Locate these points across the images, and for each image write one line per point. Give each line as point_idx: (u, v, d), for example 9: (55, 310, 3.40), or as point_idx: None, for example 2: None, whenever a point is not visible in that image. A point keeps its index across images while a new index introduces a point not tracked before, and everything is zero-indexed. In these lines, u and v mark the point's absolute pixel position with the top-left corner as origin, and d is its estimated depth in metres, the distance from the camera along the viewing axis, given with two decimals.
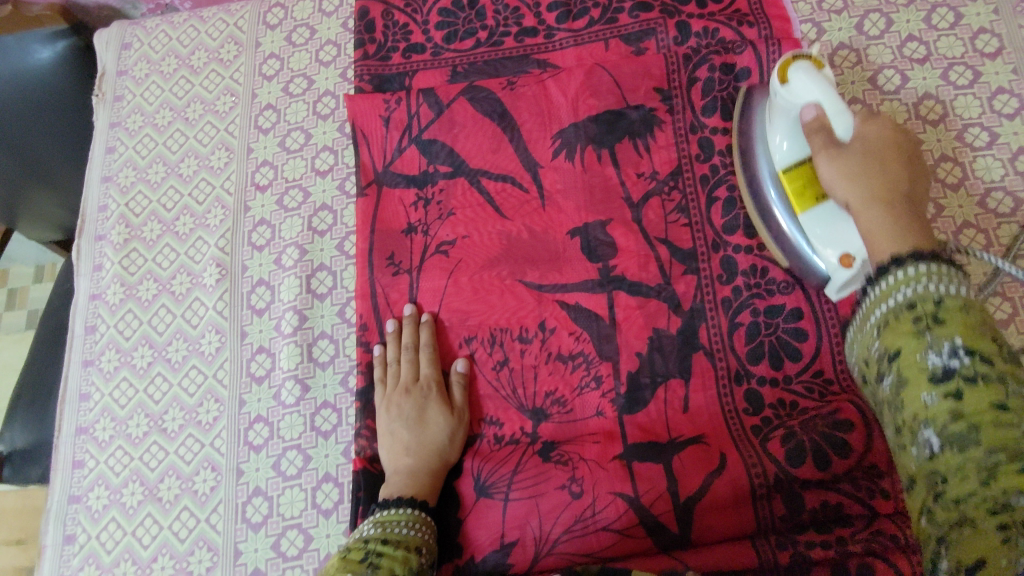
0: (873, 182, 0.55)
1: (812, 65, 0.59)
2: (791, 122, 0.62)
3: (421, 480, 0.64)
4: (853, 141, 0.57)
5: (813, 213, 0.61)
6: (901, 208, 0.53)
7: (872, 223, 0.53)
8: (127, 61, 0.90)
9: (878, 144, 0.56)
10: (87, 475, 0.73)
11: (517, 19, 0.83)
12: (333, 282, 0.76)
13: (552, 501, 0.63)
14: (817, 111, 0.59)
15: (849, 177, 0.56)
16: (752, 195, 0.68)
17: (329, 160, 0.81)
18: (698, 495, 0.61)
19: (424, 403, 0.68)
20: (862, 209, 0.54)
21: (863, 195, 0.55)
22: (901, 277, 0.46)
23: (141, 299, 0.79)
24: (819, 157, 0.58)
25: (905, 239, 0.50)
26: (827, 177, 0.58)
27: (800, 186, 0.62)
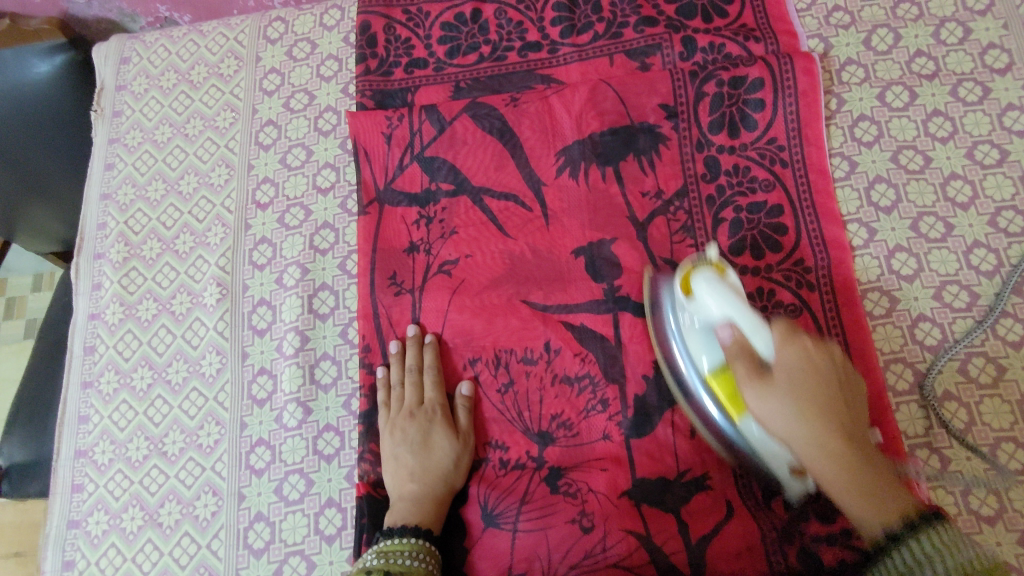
0: (818, 420, 0.52)
1: (716, 275, 0.58)
2: (707, 332, 0.59)
3: (426, 506, 0.63)
4: (783, 374, 0.53)
5: (746, 422, 0.57)
6: (862, 461, 0.51)
7: (842, 484, 0.51)
8: (125, 76, 0.89)
9: (810, 368, 0.53)
10: (86, 499, 0.72)
11: (520, 33, 0.82)
12: (335, 301, 0.75)
13: (561, 535, 0.62)
14: (732, 326, 0.56)
15: (789, 410, 0.52)
16: (673, 375, 0.64)
17: (330, 177, 0.80)
18: (708, 538, 0.61)
19: (429, 427, 0.67)
20: (836, 482, 0.51)
21: (825, 446, 0.51)
22: (916, 551, 0.46)
23: (140, 319, 0.78)
24: (746, 389, 0.55)
25: (891, 514, 0.49)
26: (764, 415, 0.54)
27: (730, 394, 0.59)
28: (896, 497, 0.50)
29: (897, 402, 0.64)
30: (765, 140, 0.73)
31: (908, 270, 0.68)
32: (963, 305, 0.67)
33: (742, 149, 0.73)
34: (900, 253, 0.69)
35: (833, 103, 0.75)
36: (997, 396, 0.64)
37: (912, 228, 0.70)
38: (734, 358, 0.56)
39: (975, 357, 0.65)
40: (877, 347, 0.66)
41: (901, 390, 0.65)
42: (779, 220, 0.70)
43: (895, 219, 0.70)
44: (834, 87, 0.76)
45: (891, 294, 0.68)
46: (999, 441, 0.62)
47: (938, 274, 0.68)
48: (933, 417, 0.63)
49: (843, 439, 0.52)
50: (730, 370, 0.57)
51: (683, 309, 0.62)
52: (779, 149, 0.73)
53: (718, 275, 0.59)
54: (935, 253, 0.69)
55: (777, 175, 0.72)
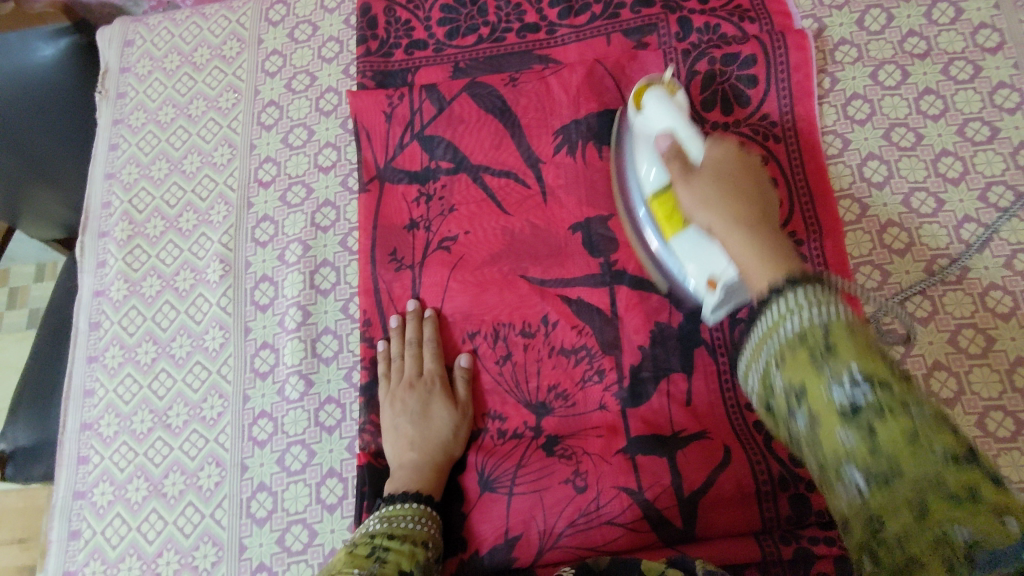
0: (728, 200, 0.56)
1: (665, 91, 0.62)
2: (651, 147, 0.62)
3: (425, 474, 0.65)
4: (706, 166, 0.58)
5: (678, 237, 0.61)
6: (765, 231, 0.54)
7: (744, 251, 0.53)
8: (129, 58, 0.90)
9: (732, 163, 0.59)
10: (92, 471, 0.73)
11: (518, 15, 0.84)
12: (336, 277, 0.76)
13: (557, 495, 0.63)
14: (671, 123, 0.61)
15: (708, 202, 0.56)
16: (626, 207, 0.69)
17: (331, 156, 0.81)
18: (701, 491, 0.62)
19: (428, 398, 0.68)
20: (740, 241, 0.54)
21: (731, 212, 0.55)
22: (792, 303, 0.43)
23: (145, 295, 0.79)
24: (678, 186, 0.58)
25: (777, 268, 0.49)
26: (690, 205, 0.58)
27: (667, 214, 0.62)
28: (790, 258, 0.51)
29: None
30: (759, 117, 0.74)
31: (899, 245, 0.70)
32: (953, 278, 0.68)
33: (736, 126, 0.74)
34: (891, 228, 0.70)
35: (826, 82, 0.76)
36: (987, 365, 0.65)
37: (903, 203, 0.71)
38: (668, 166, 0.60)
39: (965, 328, 0.66)
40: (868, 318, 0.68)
41: None
42: None
43: (888, 195, 0.71)
44: (827, 67, 0.77)
45: (883, 268, 0.69)
46: (988, 409, 0.63)
47: (929, 249, 0.69)
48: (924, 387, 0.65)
49: (759, 213, 0.56)
50: (669, 185, 0.61)
51: (633, 122, 0.65)
52: (773, 125, 0.74)
53: (668, 93, 0.63)
54: (926, 227, 0.70)
55: (770, 150, 0.73)
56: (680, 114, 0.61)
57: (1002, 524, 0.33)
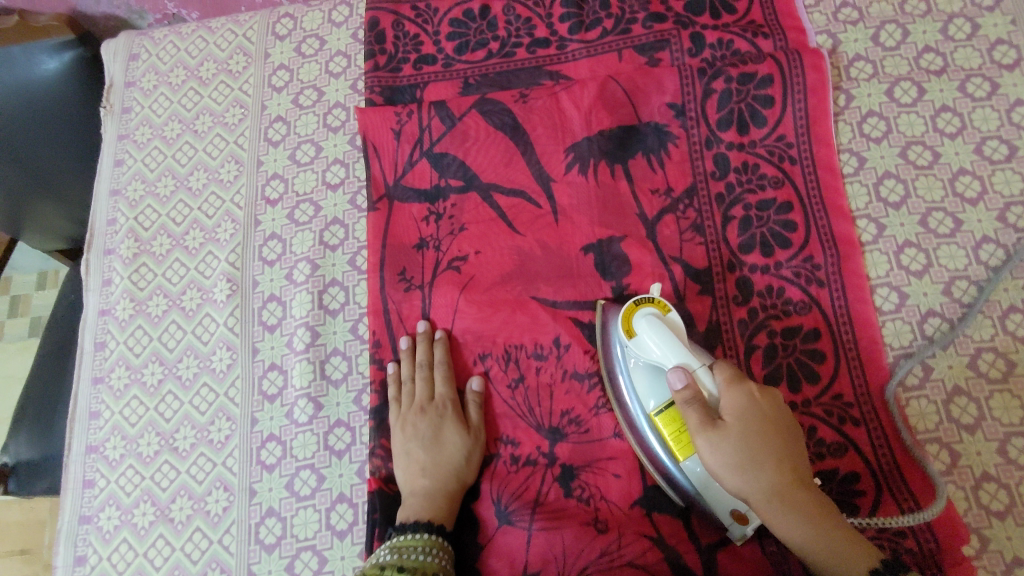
0: (769, 464, 0.52)
1: (659, 314, 0.58)
2: (657, 375, 0.58)
3: (437, 503, 0.63)
4: (730, 423, 0.53)
5: (694, 466, 0.56)
6: (819, 514, 0.51)
7: (806, 537, 0.51)
8: (134, 73, 0.89)
9: (760, 411, 0.53)
10: (97, 494, 0.72)
11: (528, 30, 0.82)
12: (345, 297, 0.75)
13: (575, 535, 0.63)
14: (684, 371, 0.54)
15: (742, 468, 0.52)
16: (626, 418, 0.63)
17: (340, 173, 0.80)
18: (718, 543, 0.61)
19: (440, 424, 0.67)
20: (801, 527, 0.51)
21: (777, 490, 0.52)
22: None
23: (151, 315, 0.78)
24: (698, 439, 0.53)
25: (851, 555, 0.50)
26: (720, 471, 0.53)
27: (677, 437, 0.57)
28: (856, 540, 0.51)
29: (906, 398, 0.65)
30: (774, 137, 0.73)
31: (917, 266, 0.69)
32: (971, 301, 0.67)
33: (751, 146, 0.73)
34: (909, 249, 0.69)
35: (841, 99, 0.75)
36: (1007, 392, 0.64)
37: (921, 224, 0.70)
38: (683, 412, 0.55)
39: (984, 353, 0.65)
40: (885, 342, 0.67)
41: (911, 386, 0.65)
42: (788, 217, 0.71)
43: (905, 214, 0.70)
44: (842, 83, 0.76)
45: (901, 290, 0.68)
46: (1009, 436, 0.62)
47: (947, 270, 0.68)
48: (944, 413, 0.64)
49: (783, 463, 0.53)
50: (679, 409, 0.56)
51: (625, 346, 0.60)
52: (788, 145, 0.73)
53: (661, 315, 0.59)
54: (944, 248, 0.69)
55: (786, 172, 0.72)
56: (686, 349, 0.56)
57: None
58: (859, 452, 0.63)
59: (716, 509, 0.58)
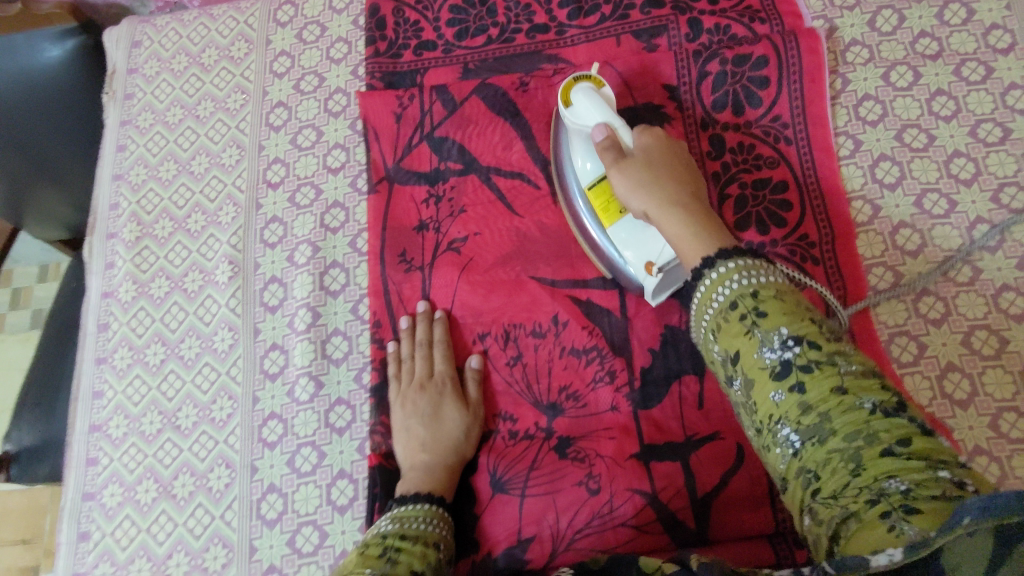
0: (664, 191, 0.56)
1: (593, 86, 0.62)
2: (586, 140, 0.64)
3: (437, 476, 0.64)
4: (638, 153, 0.59)
5: (618, 227, 0.63)
6: (696, 213, 0.54)
7: (680, 231, 0.53)
8: (137, 59, 0.90)
9: (662, 150, 0.59)
10: (101, 472, 0.73)
11: (528, 16, 0.83)
12: (346, 278, 0.76)
13: (570, 497, 0.64)
14: (607, 119, 0.60)
15: (642, 187, 0.56)
16: (574, 221, 0.69)
17: (340, 157, 0.81)
18: (714, 491, 0.63)
19: (439, 399, 0.68)
20: (664, 220, 0.55)
21: (669, 199, 0.55)
22: (721, 275, 0.48)
23: (153, 296, 0.79)
24: (614, 174, 0.58)
25: (717, 241, 0.51)
26: (625, 196, 0.58)
27: (605, 201, 0.63)
28: (724, 234, 0.52)
29: (901, 373, 0.65)
30: (769, 119, 0.74)
31: (912, 246, 0.69)
32: (964, 280, 0.68)
33: (747, 128, 0.74)
34: (903, 229, 0.70)
35: (838, 82, 0.76)
36: (1000, 367, 0.64)
37: (915, 205, 0.71)
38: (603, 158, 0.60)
39: (978, 330, 0.66)
40: (880, 320, 0.67)
41: (906, 362, 0.66)
42: (784, 197, 0.71)
43: (900, 195, 0.71)
44: (838, 68, 0.76)
45: (895, 269, 0.69)
46: (1002, 411, 0.63)
47: (941, 249, 0.69)
48: (937, 387, 0.65)
49: (681, 187, 0.57)
50: (605, 175, 0.61)
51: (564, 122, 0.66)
52: (784, 127, 0.74)
53: (598, 88, 0.63)
54: (938, 228, 0.70)
55: (781, 153, 0.73)
56: (609, 111, 0.61)
57: (935, 475, 0.37)
58: None
59: (633, 269, 0.64)
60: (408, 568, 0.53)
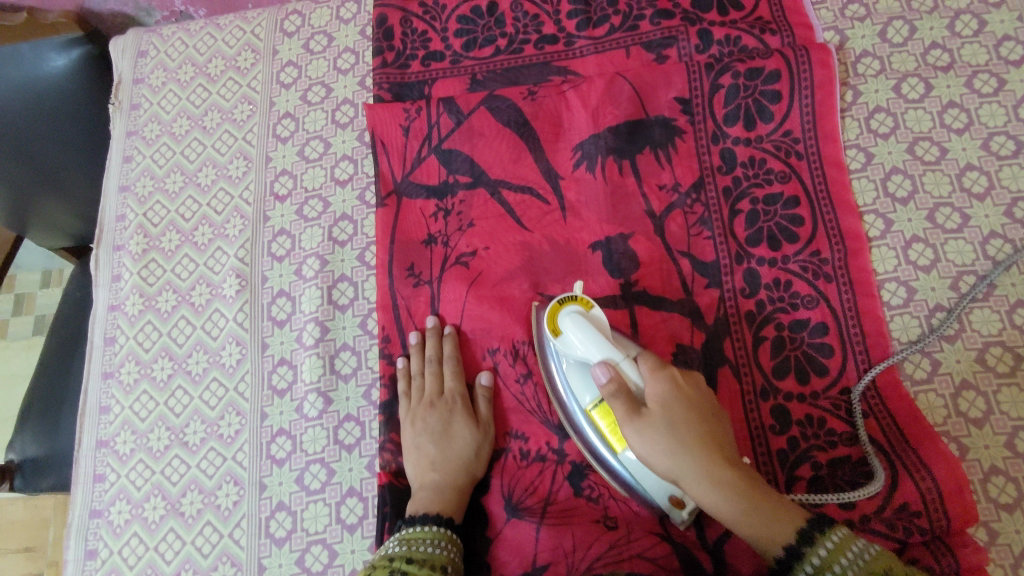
0: (698, 452, 0.52)
1: (583, 312, 0.57)
2: (583, 367, 0.58)
3: (447, 495, 0.64)
4: (656, 411, 0.53)
5: (629, 455, 0.57)
6: (748, 493, 0.51)
7: (737, 518, 0.51)
8: (143, 69, 0.90)
9: (680, 397, 0.54)
10: (108, 489, 0.73)
11: (536, 26, 0.83)
12: (354, 293, 0.76)
13: (585, 530, 0.63)
14: (613, 365, 0.55)
15: (674, 456, 0.52)
16: (566, 418, 0.63)
17: (348, 169, 0.80)
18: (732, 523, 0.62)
19: (449, 417, 0.67)
20: (718, 502, 0.51)
21: (712, 478, 0.51)
22: (824, 565, 0.49)
23: (160, 310, 0.78)
24: (629, 433, 0.54)
25: (778, 528, 0.51)
26: (646, 456, 0.54)
27: (612, 427, 0.58)
28: (784, 507, 0.51)
29: (914, 391, 0.65)
30: (781, 133, 0.73)
31: (924, 261, 0.69)
32: (978, 296, 0.67)
33: (758, 141, 0.73)
34: (916, 244, 0.69)
35: (849, 95, 0.75)
36: (1015, 385, 0.64)
37: (928, 219, 0.70)
38: (612, 401, 0.55)
39: (992, 346, 0.65)
40: (893, 336, 0.67)
41: (919, 380, 0.65)
42: (795, 211, 0.71)
43: (912, 209, 0.71)
44: (849, 79, 0.76)
45: (908, 285, 0.68)
46: (1017, 430, 0.63)
47: (954, 265, 0.68)
48: (951, 406, 0.64)
49: (710, 442, 0.53)
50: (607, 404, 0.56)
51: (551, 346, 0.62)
52: (795, 141, 0.73)
53: (586, 312, 0.58)
54: (951, 243, 0.69)
55: (793, 167, 0.72)
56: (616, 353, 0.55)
57: None
58: (867, 438, 0.63)
59: (653, 496, 0.59)
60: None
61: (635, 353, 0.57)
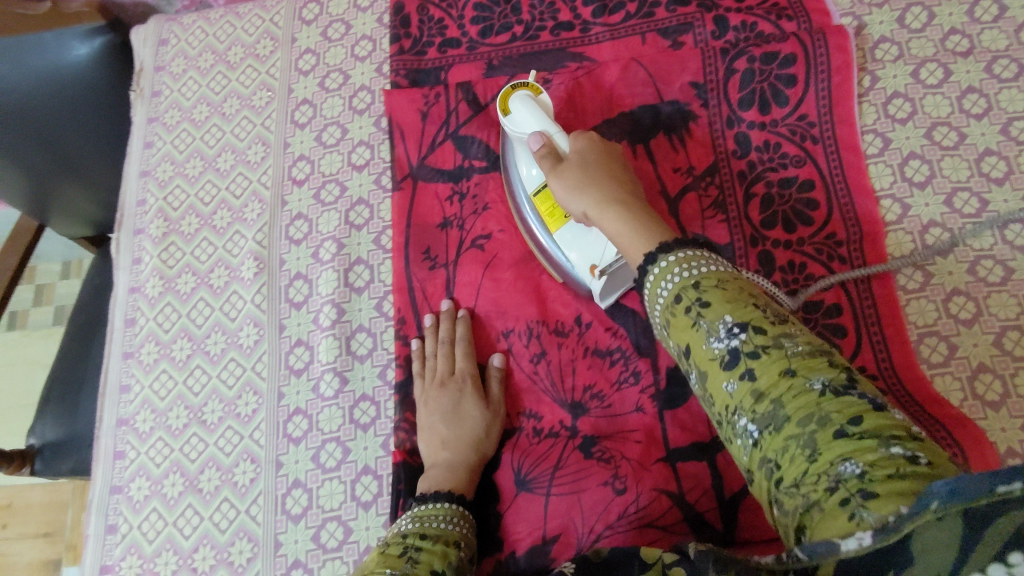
0: (597, 187, 0.56)
1: (529, 94, 0.63)
2: (524, 145, 0.64)
3: (460, 474, 0.64)
4: (573, 157, 0.58)
5: (564, 228, 0.64)
6: (626, 204, 0.54)
7: (622, 230, 0.52)
8: (164, 57, 0.91)
9: (597, 152, 0.59)
10: (128, 466, 0.74)
11: (552, 13, 0.83)
12: (370, 275, 0.76)
13: (595, 496, 0.64)
14: (541, 126, 0.61)
15: (580, 184, 0.56)
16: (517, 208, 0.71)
17: (365, 154, 0.81)
18: (743, 491, 0.62)
19: (462, 395, 0.68)
20: (603, 220, 0.54)
21: (605, 197, 0.55)
22: (662, 271, 0.47)
23: (179, 292, 0.80)
24: (551, 180, 0.58)
25: (657, 239, 0.50)
26: (561, 195, 0.59)
27: (550, 207, 0.65)
28: (666, 226, 0.51)
29: (930, 373, 0.65)
30: (796, 118, 0.73)
31: (941, 245, 0.68)
32: (996, 279, 0.67)
33: (774, 126, 0.73)
34: (933, 228, 0.69)
35: (866, 80, 0.75)
36: None
37: (945, 203, 0.70)
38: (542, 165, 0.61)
39: (1010, 330, 0.65)
40: (909, 320, 0.67)
41: (935, 363, 0.65)
42: (810, 195, 0.71)
43: (929, 194, 0.70)
44: (867, 65, 0.76)
45: (925, 268, 0.68)
46: None
47: (972, 249, 0.68)
48: (968, 388, 0.64)
49: (619, 184, 0.57)
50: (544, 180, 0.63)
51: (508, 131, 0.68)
52: (811, 126, 0.73)
53: (535, 96, 0.64)
54: (969, 227, 0.69)
55: (808, 151, 0.72)
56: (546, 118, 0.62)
57: (886, 451, 0.34)
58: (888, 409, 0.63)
59: (581, 268, 0.65)
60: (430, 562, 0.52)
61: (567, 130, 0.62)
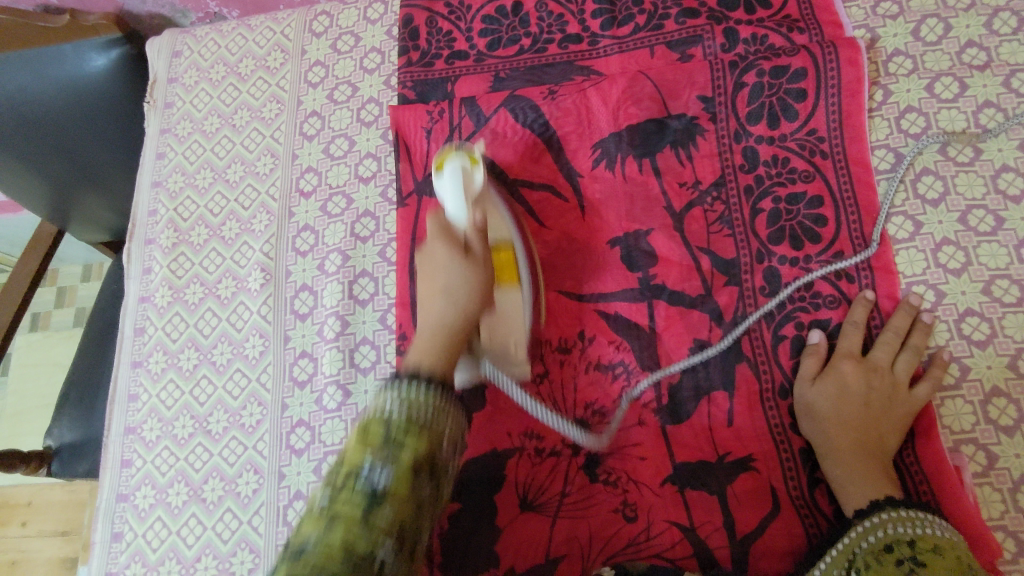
0: (850, 427, 0.61)
1: (468, 164, 0.62)
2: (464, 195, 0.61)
3: (437, 341, 0.55)
4: (838, 375, 0.63)
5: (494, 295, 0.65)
6: (870, 464, 0.59)
7: (856, 482, 0.59)
8: (177, 69, 0.92)
9: (869, 382, 0.63)
10: (134, 474, 0.75)
11: (560, 26, 0.83)
12: (374, 288, 0.76)
13: (602, 520, 0.64)
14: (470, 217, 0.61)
15: (816, 415, 0.62)
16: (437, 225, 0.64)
17: (371, 166, 0.81)
18: (754, 533, 0.62)
19: (447, 261, 0.59)
20: (848, 483, 0.59)
21: (836, 436, 0.61)
22: (900, 516, 0.55)
23: (188, 302, 0.80)
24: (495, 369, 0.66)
25: (874, 486, 0.58)
26: (805, 410, 0.63)
27: (505, 266, 0.65)
28: (888, 485, 0.58)
29: (940, 396, 0.64)
30: (805, 132, 0.72)
31: (955, 264, 0.67)
32: (1012, 300, 0.65)
33: (782, 140, 0.72)
34: (947, 247, 0.67)
35: (878, 94, 0.73)
36: None
37: (960, 221, 0.68)
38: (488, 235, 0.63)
39: None
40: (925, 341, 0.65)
41: (946, 384, 0.64)
42: (819, 211, 0.70)
43: (943, 211, 0.68)
44: (880, 79, 0.74)
45: (937, 288, 0.66)
46: None
47: (987, 268, 0.66)
48: (980, 413, 0.62)
49: (869, 433, 0.61)
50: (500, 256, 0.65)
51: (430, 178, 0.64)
52: (820, 140, 0.72)
53: (469, 168, 0.62)
54: (984, 246, 0.67)
55: (817, 167, 0.71)
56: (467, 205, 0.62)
57: None
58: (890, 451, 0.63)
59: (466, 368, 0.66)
60: (404, 501, 0.44)
61: (497, 208, 0.67)
